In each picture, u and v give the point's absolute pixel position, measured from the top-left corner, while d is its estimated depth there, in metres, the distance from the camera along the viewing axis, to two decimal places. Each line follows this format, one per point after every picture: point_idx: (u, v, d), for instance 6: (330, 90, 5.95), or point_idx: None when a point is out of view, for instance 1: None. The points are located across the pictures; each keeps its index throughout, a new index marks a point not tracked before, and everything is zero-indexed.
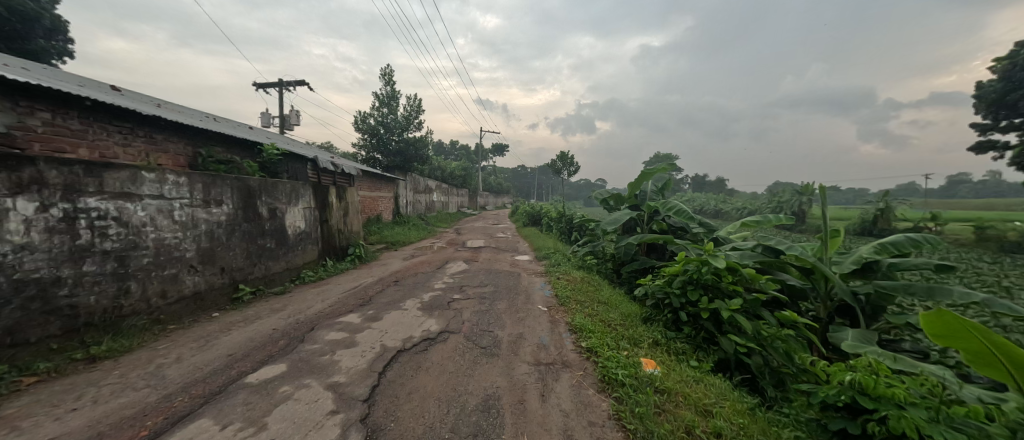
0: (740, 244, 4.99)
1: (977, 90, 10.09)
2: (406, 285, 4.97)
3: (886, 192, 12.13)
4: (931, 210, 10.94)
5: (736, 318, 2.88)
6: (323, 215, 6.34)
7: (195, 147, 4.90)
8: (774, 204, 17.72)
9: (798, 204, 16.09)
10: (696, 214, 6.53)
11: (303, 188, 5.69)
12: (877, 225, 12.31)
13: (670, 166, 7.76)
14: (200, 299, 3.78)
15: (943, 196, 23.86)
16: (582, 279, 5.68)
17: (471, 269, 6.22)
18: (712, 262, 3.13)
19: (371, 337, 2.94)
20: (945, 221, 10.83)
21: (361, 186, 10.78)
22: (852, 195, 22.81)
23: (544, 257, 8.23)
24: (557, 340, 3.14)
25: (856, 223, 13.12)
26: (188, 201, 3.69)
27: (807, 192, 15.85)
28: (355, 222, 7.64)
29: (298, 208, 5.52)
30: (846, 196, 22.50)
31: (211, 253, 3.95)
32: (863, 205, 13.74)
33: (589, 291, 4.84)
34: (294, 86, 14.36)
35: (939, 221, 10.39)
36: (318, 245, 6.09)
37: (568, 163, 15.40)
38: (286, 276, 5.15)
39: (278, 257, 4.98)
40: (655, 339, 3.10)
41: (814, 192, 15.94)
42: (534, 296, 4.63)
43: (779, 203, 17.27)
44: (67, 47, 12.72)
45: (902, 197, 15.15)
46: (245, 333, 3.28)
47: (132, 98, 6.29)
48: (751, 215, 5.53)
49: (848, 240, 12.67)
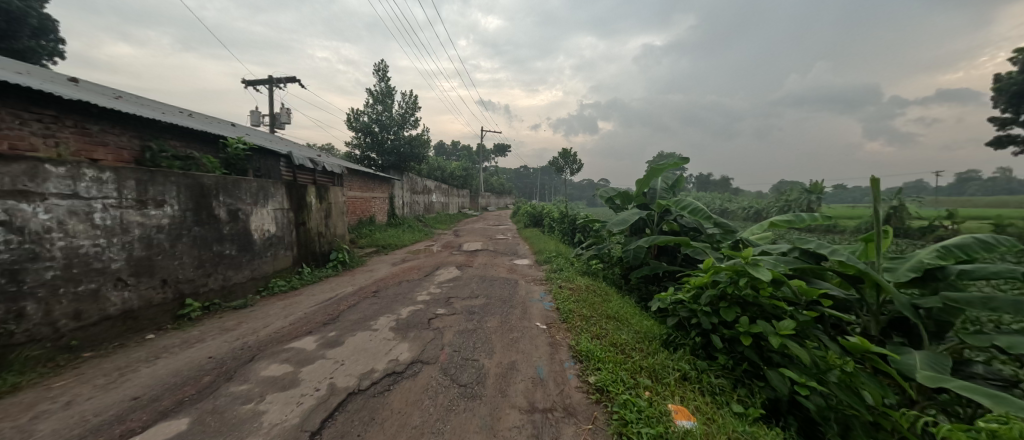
0: (770, 246, 4.28)
1: (996, 81, 9.38)
2: (386, 297, 4.34)
3: (900, 189, 11.42)
4: (948, 208, 10.29)
5: (790, 346, 2.20)
6: (300, 217, 5.72)
7: (144, 140, 4.34)
8: (781, 203, 17.02)
9: (806, 204, 15.36)
10: (713, 213, 5.84)
11: (273, 186, 5.08)
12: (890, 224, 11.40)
13: (679, 163, 7.12)
14: (132, 318, 3.17)
15: (951, 194, 23.01)
16: (587, 288, 5.02)
17: (463, 276, 5.59)
18: (752, 272, 2.46)
19: (318, 372, 2.31)
20: (963, 220, 10.11)
21: (351, 186, 10.19)
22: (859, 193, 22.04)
23: (544, 261, 7.56)
24: (557, 373, 2.50)
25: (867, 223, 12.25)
26: (114, 202, 3.10)
27: (816, 191, 15.13)
28: (340, 225, 7.03)
29: (266, 209, 4.90)
30: (849, 194, 21.80)
31: (148, 263, 3.34)
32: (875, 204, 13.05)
33: (595, 303, 4.16)
34: (285, 84, 13.81)
35: (957, 220, 9.70)
36: (294, 251, 5.48)
37: (570, 161, 14.75)
38: (251, 287, 4.54)
39: (239, 265, 4.37)
40: (683, 373, 2.43)
41: (824, 190, 15.21)
42: (532, 309, 3.98)
43: (787, 202, 16.57)
44: (56, 46, 12.25)
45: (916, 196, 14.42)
46: (173, 364, 2.66)
47: (88, 88, 5.82)
48: (780, 214, 4.81)
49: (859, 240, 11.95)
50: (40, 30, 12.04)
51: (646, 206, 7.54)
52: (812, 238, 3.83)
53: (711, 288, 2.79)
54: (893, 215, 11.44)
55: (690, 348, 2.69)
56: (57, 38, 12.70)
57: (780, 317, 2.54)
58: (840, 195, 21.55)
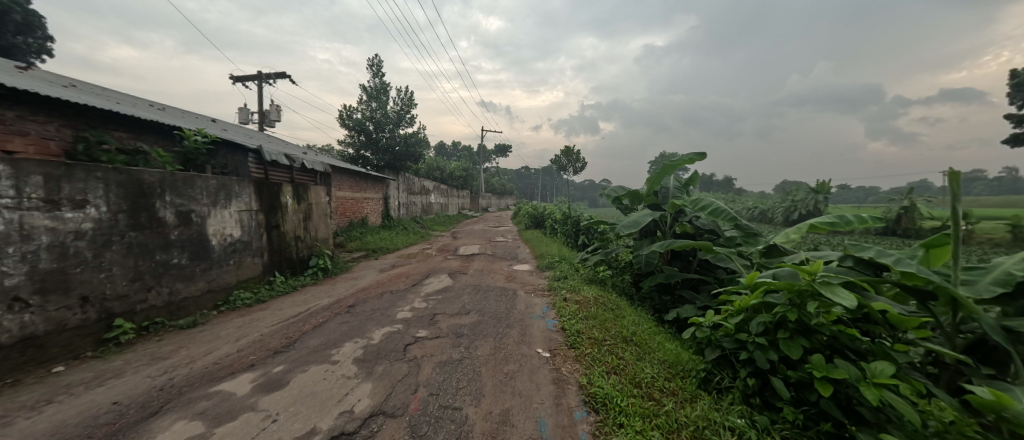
0: (817, 254, 3.54)
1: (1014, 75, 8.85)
2: (362, 313, 3.70)
3: (910, 188, 10.92)
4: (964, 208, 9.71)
5: (895, 403, 1.56)
6: (273, 219, 5.10)
7: (77, 130, 3.82)
8: (786, 203, 16.52)
9: (814, 204, 14.76)
10: (736, 215, 5.18)
11: (236, 184, 4.45)
12: (900, 224, 10.94)
13: (693, 159, 6.48)
14: (35, 346, 2.55)
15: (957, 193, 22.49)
16: (596, 300, 4.38)
17: (454, 285, 4.97)
18: (829, 295, 1.84)
19: (235, 434, 1.68)
20: None
21: (340, 186, 9.58)
22: (863, 193, 21.53)
23: (546, 266, 6.89)
24: (566, 429, 1.87)
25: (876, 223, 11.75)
26: (11, 202, 2.48)
27: (823, 190, 14.64)
28: (322, 227, 6.41)
29: (227, 211, 4.27)
30: (853, 194, 21.24)
31: (61, 278, 2.72)
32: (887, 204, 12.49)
33: (607, 322, 3.51)
34: (275, 80, 13.25)
35: None
36: (264, 258, 4.86)
37: (574, 160, 14.17)
38: (207, 301, 3.92)
39: (191, 276, 3.75)
40: (737, 434, 1.79)
41: (832, 190, 14.67)
42: (532, 329, 3.35)
43: (792, 202, 16.07)
44: (43, 43, 11.82)
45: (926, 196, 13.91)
46: (62, 414, 2.03)
47: (37, 75, 5.26)
48: (820, 216, 4.09)
49: (867, 241, 11.45)
50: (24, 26, 11.52)
51: (657, 207, 6.90)
52: (871, 244, 3.07)
53: (763, 314, 2.16)
54: (904, 215, 10.88)
55: (739, 394, 2.04)
56: (45, 35, 12.18)
57: (862, 354, 1.92)
58: (846, 195, 20.97)
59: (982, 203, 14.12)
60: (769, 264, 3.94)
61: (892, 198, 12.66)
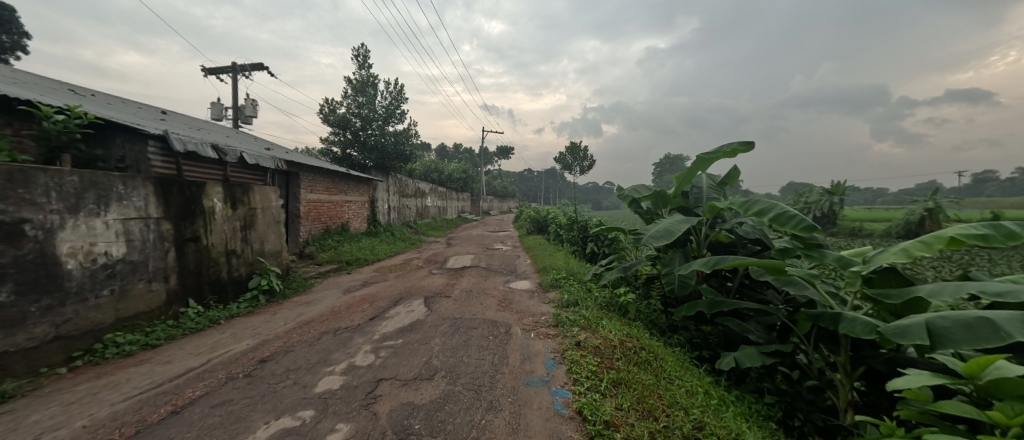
0: (987, 287, 2.19)
1: None
2: (267, 376, 2.41)
3: (937, 188, 9.69)
4: (999, 211, 8.53)
5: None
6: (188, 229, 3.85)
7: None
8: (795, 204, 14.90)
9: (829, 206, 13.36)
10: (802, 222, 3.81)
11: (118, 182, 3.20)
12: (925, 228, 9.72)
13: (736, 149, 5.10)
14: None
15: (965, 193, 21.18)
16: (622, 344, 3.07)
17: (428, 319, 3.68)
18: None
19: None
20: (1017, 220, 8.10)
21: (313, 187, 8.35)
22: (870, 193, 20.05)
23: (551, 285, 5.59)
24: None
25: (899, 226, 10.58)
26: None
27: (839, 191, 13.32)
28: (272, 238, 5.14)
29: (96, 220, 3.02)
30: (865, 194, 19.98)
31: None
32: (910, 205, 11.28)
33: (650, 400, 2.19)
34: (252, 72, 12.07)
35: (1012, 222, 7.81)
36: (170, 282, 3.60)
37: (579, 158, 12.92)
38: (52, 354, 2.67)
39: (16, 319, 2.49)
40: None
41: (848, 190, 13.31)
42: (529, 413, 2.04)
43: (803, 203, 14.50)
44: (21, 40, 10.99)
45: (953, 196, 12.58)
46: None
47: None
48: (960, 225, 2.71)
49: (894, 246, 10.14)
50: None
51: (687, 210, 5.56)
52: None
53: None
54: (927, 218, 9.73)
55: None
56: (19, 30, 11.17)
57: None
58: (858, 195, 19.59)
59: (1009, 205, 12.99)
60: (885, 298, 2.61)
61: (914, 198, 11.41)
